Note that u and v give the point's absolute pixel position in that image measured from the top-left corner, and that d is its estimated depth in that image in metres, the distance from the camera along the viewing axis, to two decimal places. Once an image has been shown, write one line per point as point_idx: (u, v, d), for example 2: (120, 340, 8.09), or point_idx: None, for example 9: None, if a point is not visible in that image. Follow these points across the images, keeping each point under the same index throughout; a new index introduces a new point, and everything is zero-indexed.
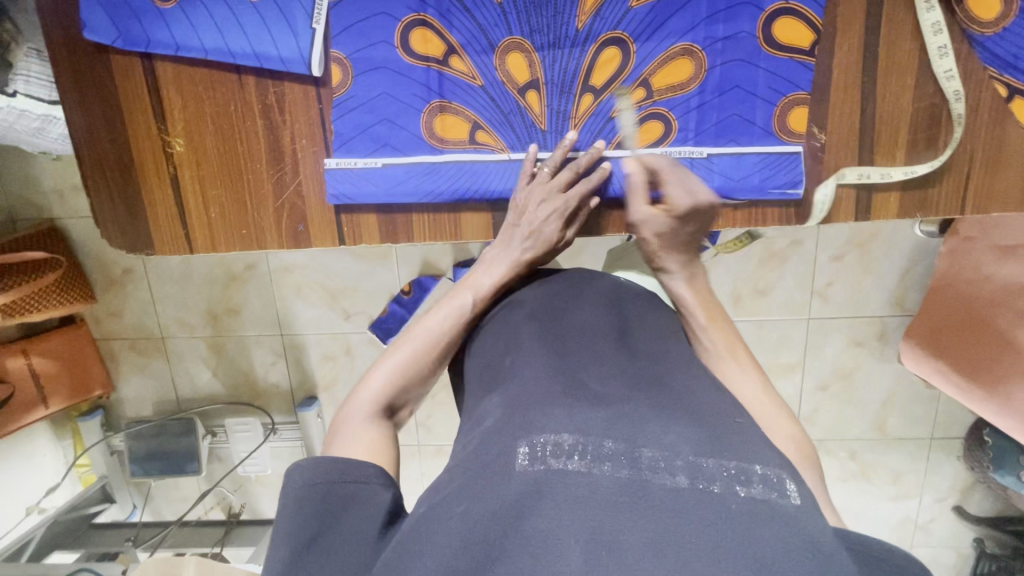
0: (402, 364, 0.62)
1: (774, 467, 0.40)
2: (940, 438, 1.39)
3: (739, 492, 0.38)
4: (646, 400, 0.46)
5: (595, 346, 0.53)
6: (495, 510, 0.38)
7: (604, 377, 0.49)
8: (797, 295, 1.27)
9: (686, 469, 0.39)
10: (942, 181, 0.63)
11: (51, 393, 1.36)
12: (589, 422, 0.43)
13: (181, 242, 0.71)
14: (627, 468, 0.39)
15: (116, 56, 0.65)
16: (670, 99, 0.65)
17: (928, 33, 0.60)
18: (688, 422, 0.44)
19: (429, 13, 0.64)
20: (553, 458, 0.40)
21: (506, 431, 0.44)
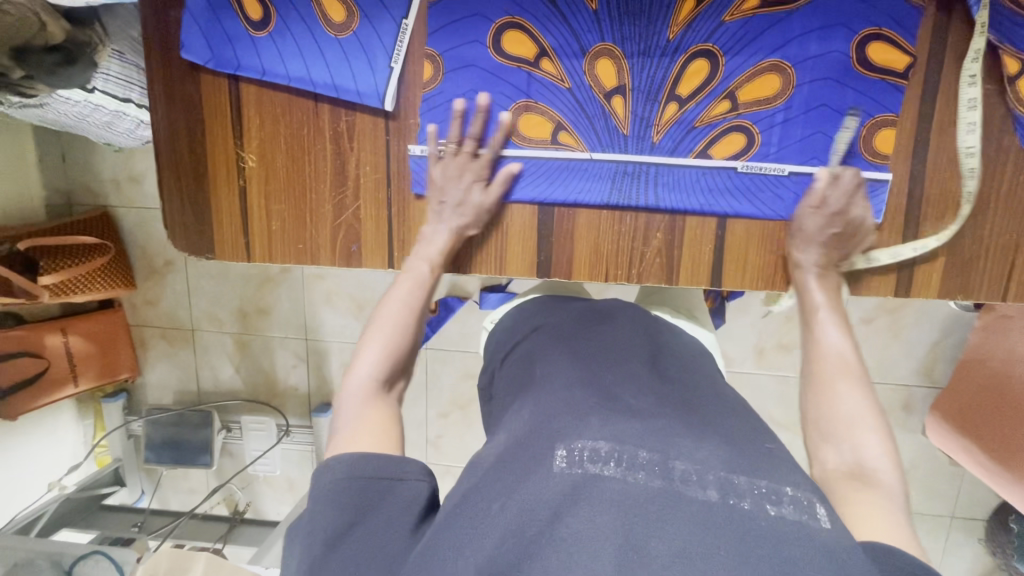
0: (393, 334, 0.63)
1: (805, 490, 0.41)
2: (961, 518, 1.35)
3: (769, 510, 0.38)
4: (678, 418, 0.46)
5: (630, 367, 0.53)
6: (531, 511, 0.39)
7: (638, 392, 0.49)
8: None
9: (717, 484, 0.39)
10: (983, 261, 0.64)
11: (82, 370, 1.42)
12: (624, 429, 0.43)
13: (240, 249, 0.75)
14: (660, 478, 0.39)
15: (207, 75, 0.71)
16: (756, 114, 0.64)
17: (963, 130, 0.62)
18: (721, 442, 0.44)
19: (526, 17, 0.65)
20: (591, 463, 0.41)
21: (544, 435, 0.44)
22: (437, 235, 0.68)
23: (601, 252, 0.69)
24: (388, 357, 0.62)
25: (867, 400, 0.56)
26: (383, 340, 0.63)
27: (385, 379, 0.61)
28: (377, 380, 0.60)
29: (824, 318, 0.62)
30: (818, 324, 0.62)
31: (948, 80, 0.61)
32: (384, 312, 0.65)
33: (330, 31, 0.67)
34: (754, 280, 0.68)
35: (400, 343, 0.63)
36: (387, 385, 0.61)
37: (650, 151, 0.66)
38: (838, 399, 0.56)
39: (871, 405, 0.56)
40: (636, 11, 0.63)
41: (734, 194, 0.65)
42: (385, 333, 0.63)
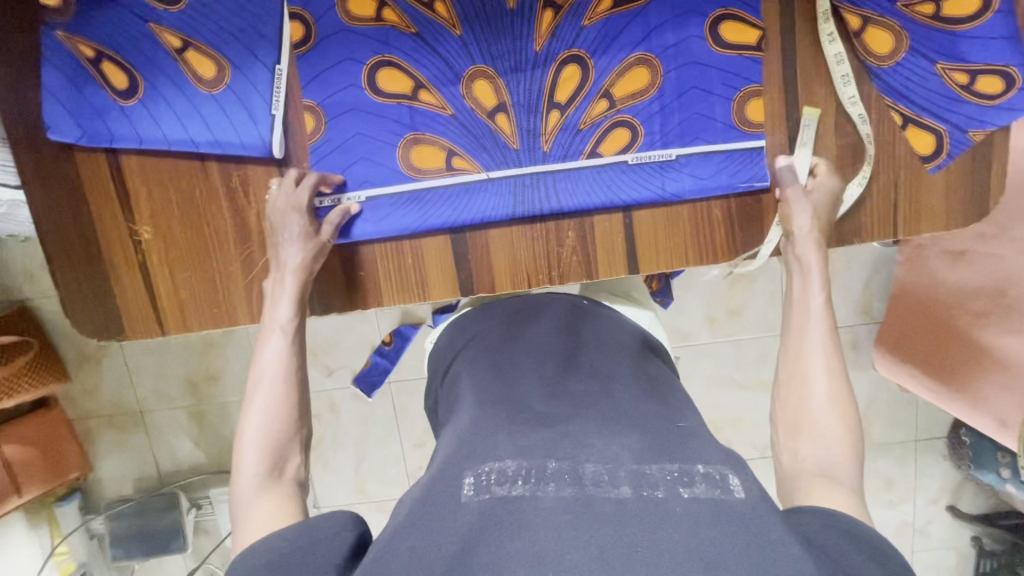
0: (270, 406, 0.60)
1: (716, 464, 0.42)
2: (925, 439, 1.42)
3: (683, 494, 0.38)
4: (590, 417, 0.46)
5: (545, 370, 0.53)
6: (438, 548, 0.36)
7: (548, 397, 0.49)
8: (769, 313, 1.31)
9: (629, 479, 0.39)
10: (871, 205, 0.67)
11: (26, 480, 1.31)
12: (528, 442, 0.43)
13: (153, 326, 0.72)
14: (570, 486, 0.38)
15: (81, 154, 0.68)
16: (633, 107, 0.66)
17: (840, 83, 0.65)
18: (633, 431, 0.45)
19: (394, 54, 0.66)
20: (498, 485, 0.39)
21: (454, 463, 0.43)
22: (284, 291, 0.65)
23: (519, 261, 0.70)
24: (267, 440, 0.58)
25: (831, 361, 0.61)
26: (260, 424, 0.59)
27: (271, 465, 0.57)
28: (262, 471, 0.57)
29: (812, 278, 0.65)
30: (805, 284, 0.65)
31: (803, 44, 0.65)
32: (254, 395, 0.60)
33: (202, 88, 0.65)
34: (672, 262, 0.69)
35: (273, 421, 0.59)
36: (276, 471, 0.58)
37: (543, 159, 0.67)
38: (811, 395, 0.60)
39: (836, 366, 0.61)
40: (496, 27, 0.65)
41: (632, 186, 0.67)
42: (269, 399, 0.60)
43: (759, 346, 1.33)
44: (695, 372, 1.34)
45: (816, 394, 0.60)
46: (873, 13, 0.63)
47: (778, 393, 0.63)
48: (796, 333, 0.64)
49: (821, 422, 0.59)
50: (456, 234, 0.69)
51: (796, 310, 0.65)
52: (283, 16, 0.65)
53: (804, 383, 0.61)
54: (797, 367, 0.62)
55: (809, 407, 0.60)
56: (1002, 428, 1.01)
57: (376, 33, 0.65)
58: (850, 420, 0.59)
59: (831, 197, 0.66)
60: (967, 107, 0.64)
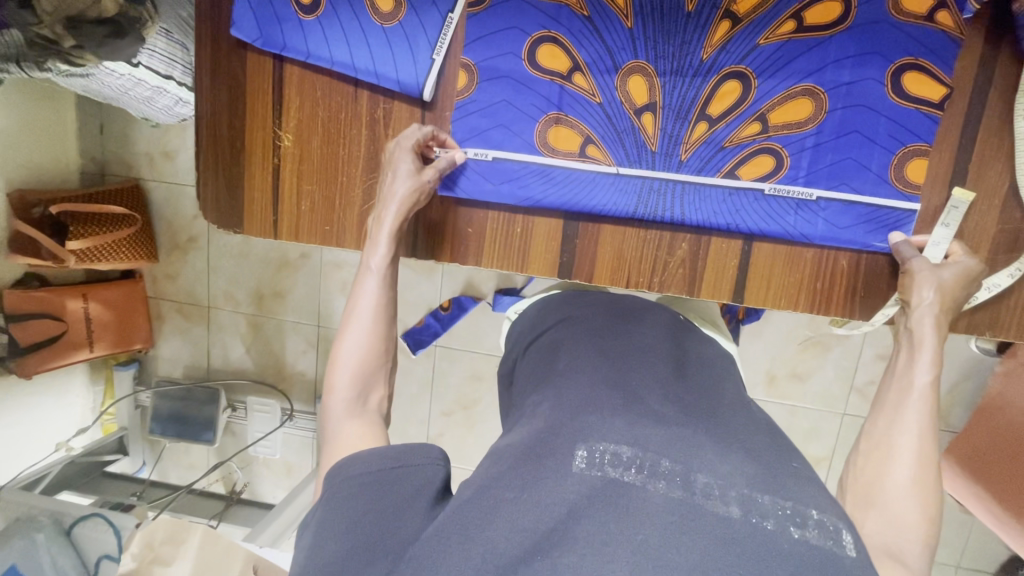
0: (364, 338, 0.62)
1: (831, 514, 0.39)
2: (967, 569, 1.31)
3: (793, 533, 0.37)
4: (704, 429, 0.45)
5: (655, 368, 0.52)
6: (546, 508, 0.38)
7: (663, 398, 0.48)
8: (835, 388, 1.24)
9: (739, 501, 0.38)
10: (1013, 300, 0.63)
11: (98, 338, 1.45)
12: (646, 435, 0.43)
13: (268, 229, 0.77)
14: (680, 489, 0.39)
15: (253, 54, 0.72)
16: (786, 136, 0.64)
17: (1021, 165, 0.60)
18: (746, 455, 0.43)
19: (560, 31, 0.66)
20: (611, 467, 0.40)
21: (565, 430, 0.44)
22: (380, 234, 0.66)
23: (623, 260, 0.69)
24: (361, 366, 0.61)
25: (924, 445, 0.54)
26: (355, 351, 0.62)
27: (359, 391, 0.60)
28: (351, 394, 0.60)
29: (921, 355, 0.58)
30: (911, 361, 0.58)
31: (991, 114, 0.60)
32: (353, 322, 0.63)
33: (376, 19, 0.68)
34: (778, 302, 0.67)
35: (366, 350, 0.62)
36: (362, 398, 0.60)
37: (677, 168, 0.66)
38: (893, 461, 0.53)
39: (929, 451, 0.54)
40: (670, 28, 0.64)
41: (760, 217, 0.65)
42: (365, 333, 0.63)
43: (814, 419, 1.26)
44: None
45: (899, 467, 0.53)
46: None
47: (852, 459, 0.57)
48: (890, 399, 0.57)
49: (898, 496, 0.52)
50: (567, 219, 0.69)
51: (895, 383, 0.58)
52: None
53: (887, 440, 0.55)
54: (882, 431, 0.56)
55: (884, 484, 0.53)
56: None
57: (548, 7, 0.66)
58: (930, 497, 0.51)
59: (967, 275, 0.60)
60: None
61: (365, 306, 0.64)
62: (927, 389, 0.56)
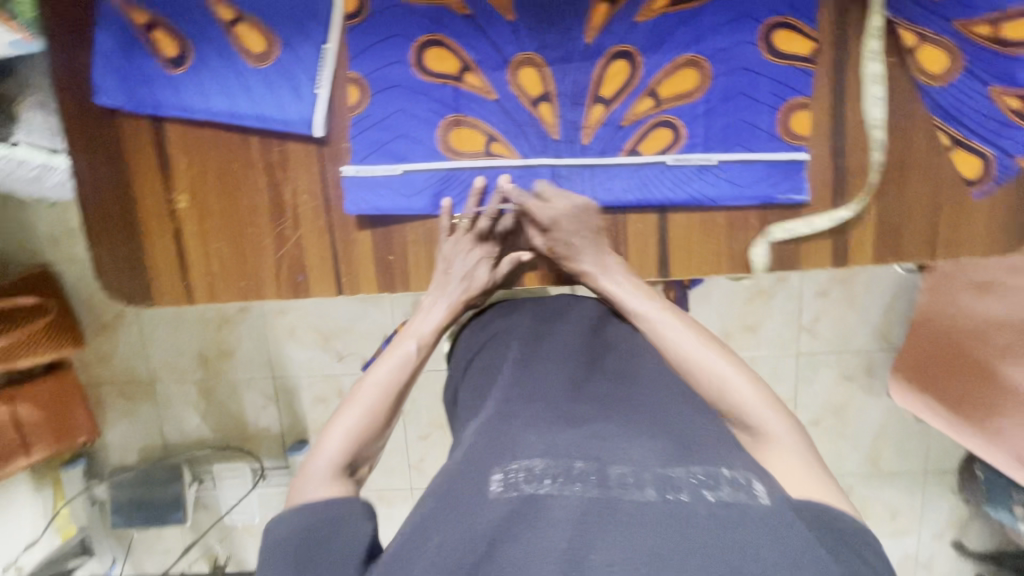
0: (371, 413, 0.59)
1: (742, 471, 0.46)
2: (934, 472, 1.40)
3: (707, 498, 0.43)
4: (613, 418, 0.53)
5: (571, 370, 0.59)
6: (474, 534, 0.42)
7: (574, 398, 0.55)
8: (784, 332, 1.30)
9: (654, 482, 0.44)
10: (911, 226, 0.67)
11: (34, 441, 1.32)
12: (556, 444, 0.49)
13: (181, 295, 0.73)
14: (596, 487, 0.44)
15: (127, 119, 0.68)
16: (678, 107, 0.65)
17: (875, 104, 0.64)
18: (658, 436, 0.51)
19: (444, 33, 0.65)
20: (526, 483, 0.45)
21: (484, 457, 0.49)
22: (436, 308, 0.67)
23: (548, 255, 0.70)
24: (362, 435, 0.58)
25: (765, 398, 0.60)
26: (355, 421, 0.58)
27: (349, 461, 0.56)
28: (342, 461, 0.55)
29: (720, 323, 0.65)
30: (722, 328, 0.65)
31: (855, 57, 0.64)
32: (363, 388, 0.61)
33: (249, 61, 0.66)
34: (701, 267, 0.69)
35: (372, 419, 0.58)
36: (350, 469, 0.56)
37: (582, 153, 0.67)
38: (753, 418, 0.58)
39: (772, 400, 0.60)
40: (550, 18, 0.64)
41: (670, 189, 0.67)
42: (370, 408, 0.59)
43: (771, 364, 1.32)
44: None
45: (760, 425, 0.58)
46: (932, 34, 0.61)
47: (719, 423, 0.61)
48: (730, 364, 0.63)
49: None
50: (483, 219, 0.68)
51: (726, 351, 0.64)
52: None
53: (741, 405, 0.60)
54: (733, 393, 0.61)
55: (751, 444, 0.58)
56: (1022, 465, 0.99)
57: (427, 10, 0.65)
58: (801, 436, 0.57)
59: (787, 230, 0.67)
60: (1018, 134, 0.62)
61: (379, 384, 0.61)
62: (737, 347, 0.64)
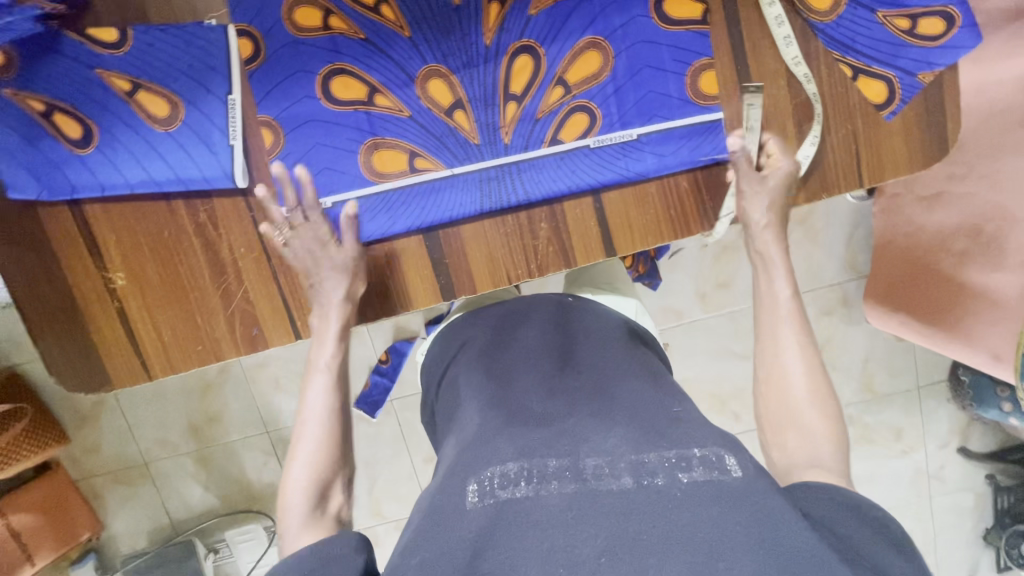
0: (318, 446, 0.62)
1: (713, 447, 0.49)
2: (926, 385, 1.43)
3: (681, 478, 0.46)
4: (584, 410, 0.55)
5: (539, 365, 0.62)
6: (459, 543, 0.44)
7: (546, 397, 0.58)
8: None
9: (629, 469, 0.47)
10: (834, 162, 0.68)
11: (36, 547, 1.28)
12: (526, 446, 0.51)
13: (138, 371, 0.71)
14: (574, 481, 0.47)
15: (45, 208, 0.67)
16: (588, 90, 0.66)
17: (782, 45, 0.66)
18: (630, 423, 0.53)
19: (345, 61, 0.65)
20: (501, 489, 0.48)
21: (460, 472, 0.51)
22: (331, 328, 0.66)
23: (495, 259, 0.70)
24: (316, 471, 0.61)
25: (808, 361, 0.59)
26: (307, 460, 0.61)
27: (317, 503, 0.59)
28: (308, 502, 0.59)
29: (776, 269, 0.65)
30: (769, 276, 0.65)
31: (746, 10, 0.65)
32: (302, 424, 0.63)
33: (157, 127, 0.65)
34: (645, 240, 0.69)
35: (319, 451, 0.61)
36: (320, 506, 0.59)
37: (505, 151, 0.67)
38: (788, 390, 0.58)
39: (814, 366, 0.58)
40: (446, 27, 0.65)
41: (595, 171, 0.67)
42: (317, 444, 0.62)
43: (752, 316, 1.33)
44: (693, 350, 1.34)
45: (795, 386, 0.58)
46: None
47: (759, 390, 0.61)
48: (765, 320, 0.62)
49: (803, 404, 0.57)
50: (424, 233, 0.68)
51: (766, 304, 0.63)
52: (227, 37, 0.64)
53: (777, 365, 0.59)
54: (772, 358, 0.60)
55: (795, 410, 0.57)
56: (997, 362, 1.01)
57: (322, 42, 0.65)
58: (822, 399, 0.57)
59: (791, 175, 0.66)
60: (912, 50, 0.66)
61: (314, 417, 0.63)
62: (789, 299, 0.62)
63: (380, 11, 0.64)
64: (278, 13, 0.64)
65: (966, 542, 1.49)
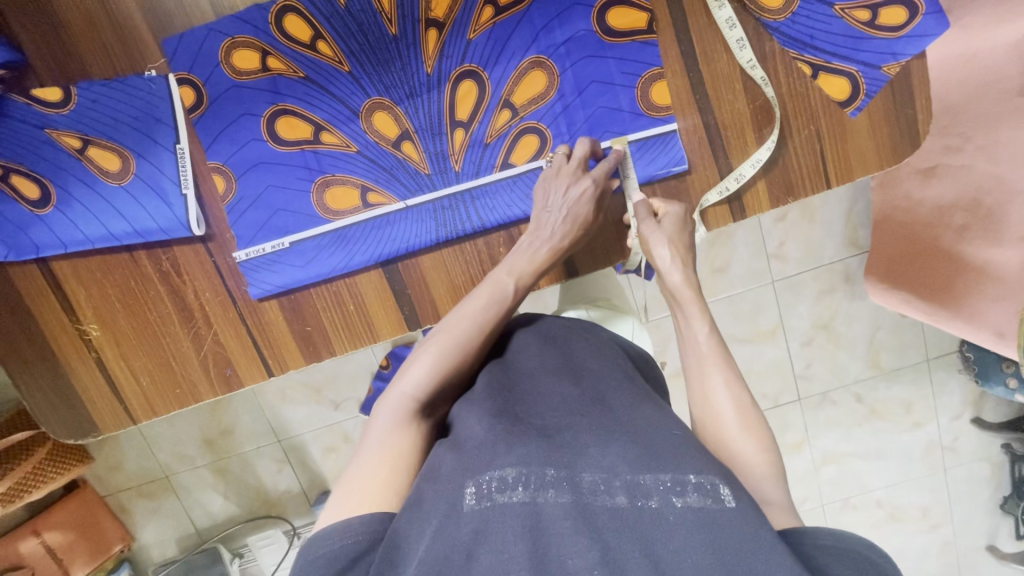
0: (441, 359, 0.58)
1: (708, 473, 0.43)
2: (936, 357, 1.34)
3: (675, 504, 0.42)
4: (586, 422, 0.49)
5: (546, 375, 0.56)
6: (451, 550, 0.41)
7: (549, 405, 0.52)
8: (756, 263, 1.27)
9: (624, 488, 0.43)
10: (798, 163, 0.66)
11: (71, 561, 1.34)
12: (528, 449, 0.47)
13: (122, 415, 0.74)
14: (569, 493, 0.44)
15: (14, 268, 0.68)
16: (535, 111, 0.65)
17: (736, 49, 0.63)
18: (629, 440, 0.47)
19: (288, 101, 0.65)
20: (499, 493, 0.44)
21: (458, 470, 0.47)
22: (544, 248, 0.62)
23: (459, 289, 0.69)
24: (437, 381, 0.57)
25: (740, 401, 0.54)
26: (429, 367, 0.57)
27: (425, 404, 0.57)
28: (419, 402, 0.56)
29: (693, 311, 0.59)
30: (687, 317, 0.59)
31: (695, 15, 0.63)
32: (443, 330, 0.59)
33: (111, 181, 0.66)
34: (609, 256, 0.70)
35: (455, 358, 0.58)
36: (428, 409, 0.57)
37: (457, 179, 0.66)
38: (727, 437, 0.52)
39: (745, 404, 0.54)
40: (385, 58, 0.63)
41: None
42: (441, 356, 0.58)
43: (753, 298, 1.29)
44: None
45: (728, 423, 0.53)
46: None
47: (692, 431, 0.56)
48: (693, 361, 0.58)
49: (736, 436, 0.52)
50: (383, 267, 0.68)
51: (687, 346, 0.59)
52: (171, 87, 0.64)
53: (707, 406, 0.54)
54: (700, 394, 0.55)
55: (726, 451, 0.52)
56: (1000, 339, 0.83)
57: (263, 83, 0.64)
58: (756, 426, 0.53)
59: (679, 220, 0.63)
60: (874, 43, 0.62)
61: (460, 327, 0.59)
62: (712, 338, 0.57)
63: (317, 47, 0.63)
64: (215, 58, 0.64)
65: (984, 513, 1.43)
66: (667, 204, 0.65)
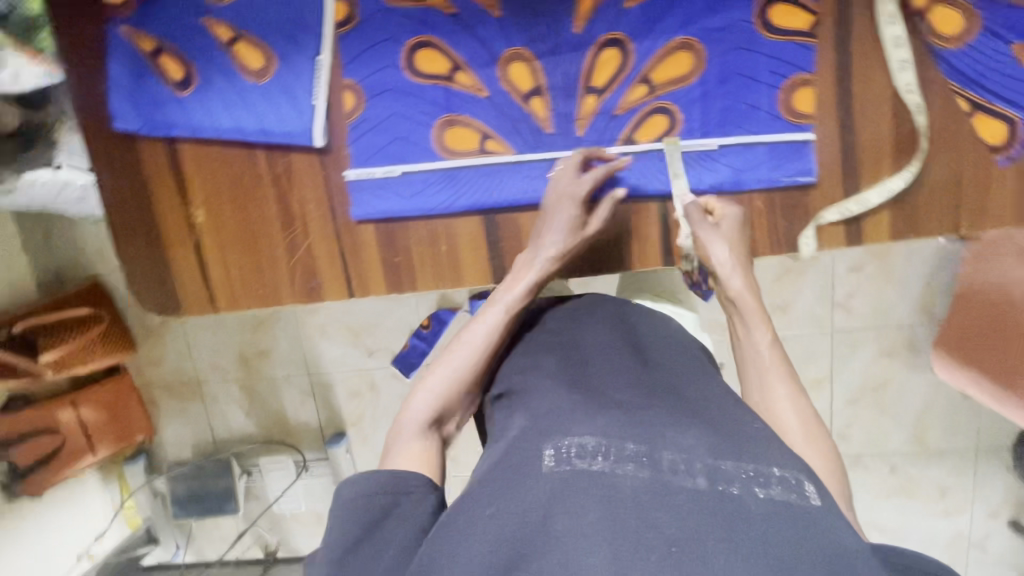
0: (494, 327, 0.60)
1: (792, 469, 0.43)
2: (986, 446, 1.25)
3: (757, 493, 0.40)
4: (661, 405, 0.49)
5: (622, 357, 0.56)
6: (524, 514, 0.41)
7: (627, 385, 0.52)
8: (819, 309, 1.22)
9: (705, 471, 0.42)
10: (930, 200, 0.63)
11: (98, 440, 1.35)
12: (609, 424, 0.47)
13: (205, 303, 0.77)
14: (649, 469, 0.42)
15: (143, 142, 0.72)
16: (673, 92, 0.64)
17: (897, 69, 0.61)
18: (706, 429, 0.46)
19: (433, 35, 0.66)
20: (579, 459, 0.44)
21: (535, 436, 0.47)
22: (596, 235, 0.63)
23: None
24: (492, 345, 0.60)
25: (802, 414, 0.53)
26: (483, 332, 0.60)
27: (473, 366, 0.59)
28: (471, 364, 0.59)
29: (754, 320, 0.58)
30: (746, 328, 0.58)
31: (860, 29, 0.61)
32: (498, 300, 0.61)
33: (248, 77, 0.68)
34: None
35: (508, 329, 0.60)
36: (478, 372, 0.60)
37: (578, 143, 0.66)
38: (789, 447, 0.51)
39: (808, 418, 0.52)
40: (537, 11, 0.64)
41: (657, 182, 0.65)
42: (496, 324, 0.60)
43: (806, 342, 1.25)
44: None
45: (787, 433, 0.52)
46: None
47: None
48: (751, 373, 0.57)
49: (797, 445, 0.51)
50: (485, 214, 0.69)
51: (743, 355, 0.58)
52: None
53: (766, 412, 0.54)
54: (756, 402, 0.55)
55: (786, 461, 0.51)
56: None
57: (414, 13, 0.66)
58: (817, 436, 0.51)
59: (735, 222, 0.62)
60: None
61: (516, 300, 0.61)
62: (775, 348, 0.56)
63: None
64: None
65: None
66: (721, 202, 0.63)
